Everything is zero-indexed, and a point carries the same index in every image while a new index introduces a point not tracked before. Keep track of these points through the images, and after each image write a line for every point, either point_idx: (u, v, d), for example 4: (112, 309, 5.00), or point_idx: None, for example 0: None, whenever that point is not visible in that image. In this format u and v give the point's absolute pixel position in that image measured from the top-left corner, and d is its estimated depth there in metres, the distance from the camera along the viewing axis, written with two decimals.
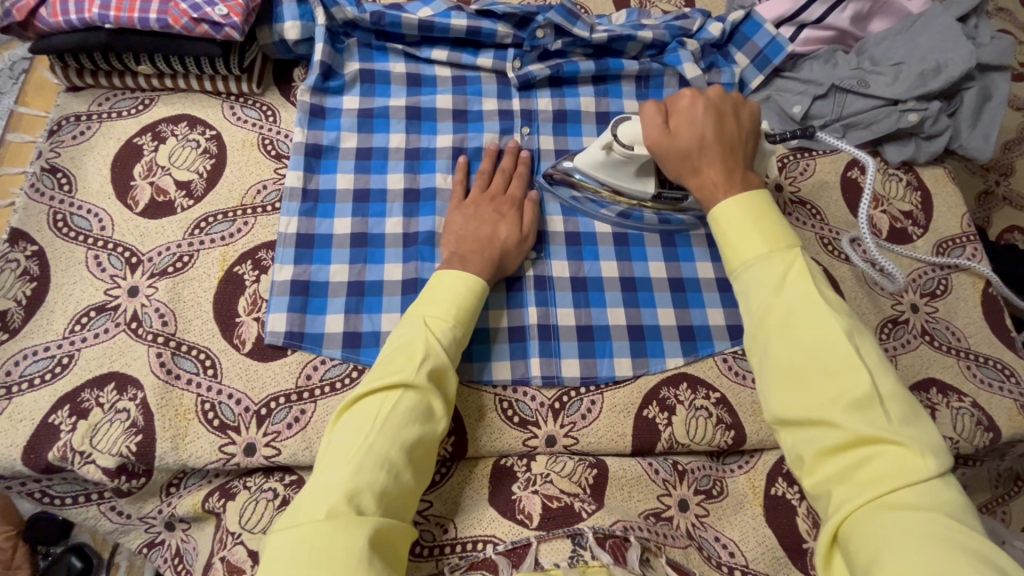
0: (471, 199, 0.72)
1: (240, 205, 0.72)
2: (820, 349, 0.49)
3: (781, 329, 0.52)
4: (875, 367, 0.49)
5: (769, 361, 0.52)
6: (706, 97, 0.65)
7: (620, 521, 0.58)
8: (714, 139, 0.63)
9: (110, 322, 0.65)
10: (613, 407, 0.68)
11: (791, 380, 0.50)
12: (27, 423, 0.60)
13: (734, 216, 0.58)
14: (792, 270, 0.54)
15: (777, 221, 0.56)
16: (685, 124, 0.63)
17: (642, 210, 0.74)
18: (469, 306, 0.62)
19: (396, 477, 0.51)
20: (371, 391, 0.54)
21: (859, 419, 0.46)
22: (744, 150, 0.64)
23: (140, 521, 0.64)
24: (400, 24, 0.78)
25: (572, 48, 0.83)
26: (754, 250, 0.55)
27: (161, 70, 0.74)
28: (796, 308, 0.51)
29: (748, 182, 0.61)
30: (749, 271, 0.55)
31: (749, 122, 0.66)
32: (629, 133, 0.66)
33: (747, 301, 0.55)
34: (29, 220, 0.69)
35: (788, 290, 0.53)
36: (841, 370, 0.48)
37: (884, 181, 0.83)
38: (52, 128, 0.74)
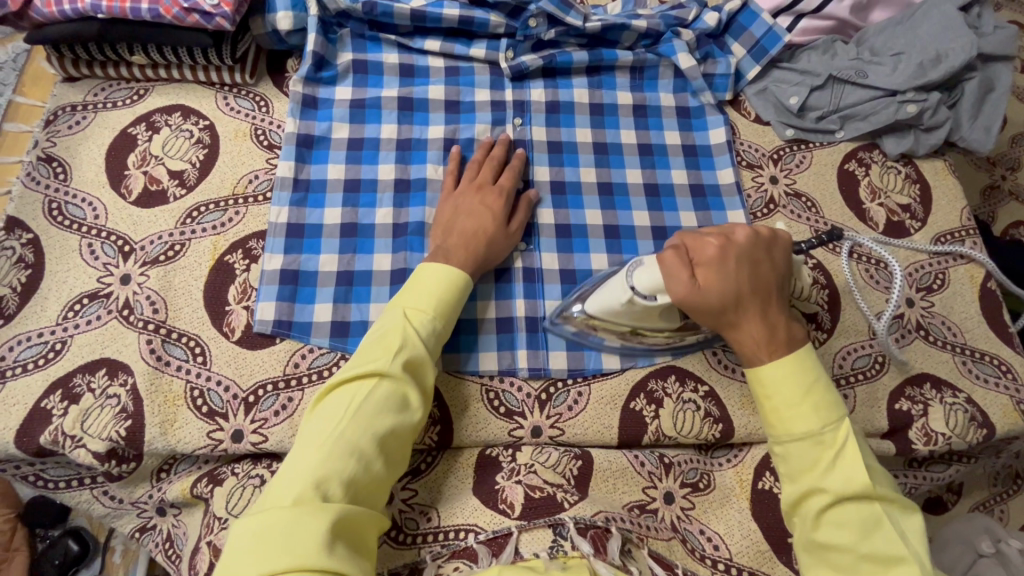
0: (461, 189, 0.72)
1: (232, 195, 0.73)
2: (867, 534, 0.50)
3: (826, 507, 0.52)
4: (923, 553, 0.50)
5: (808, 536, 0.52)
6: (734, 245, 0.60)
7: (602, 511, 0.59)
8: (749, 292, 0.59)
9: (102, 309, 0.66)
10: (600, 400, 0.68)
11: (828, 555, 0.51)
12: (20, 407, 0.61)
13: (778, 384, 0.56)
14: (842, 450, 0.53)
15: (825, 389, 0.56)
16: (717, 278, 0.58)
17: (655, 340, 0.67)
18: (451, 299, 0.62)
19: (369, 466, 0.51)
20: (345, 379, 0.55)
21: None
22: (782, 293, 0.61)
23: (132, 506, 0.66)
24: (393, 14, 0.78)
25: (566, 38, 0.83)
26: (805, 425, 0.54)
27: (155, 60, 0.75)
28: (843, 484, 0.52)
29: (793, 336, 0.59)
30: (793, 445, 0.54)
31: (784, 259, 0.62)
32: (649, 283, 0.60)
33: (793, 477, 0.54)
34: (24, 208, 0.70)
35: (835, 470, 0.52)
36: (890, 558, 0.49)
37: (883, 174, 0.82)
38: (49, 118, 0.75)
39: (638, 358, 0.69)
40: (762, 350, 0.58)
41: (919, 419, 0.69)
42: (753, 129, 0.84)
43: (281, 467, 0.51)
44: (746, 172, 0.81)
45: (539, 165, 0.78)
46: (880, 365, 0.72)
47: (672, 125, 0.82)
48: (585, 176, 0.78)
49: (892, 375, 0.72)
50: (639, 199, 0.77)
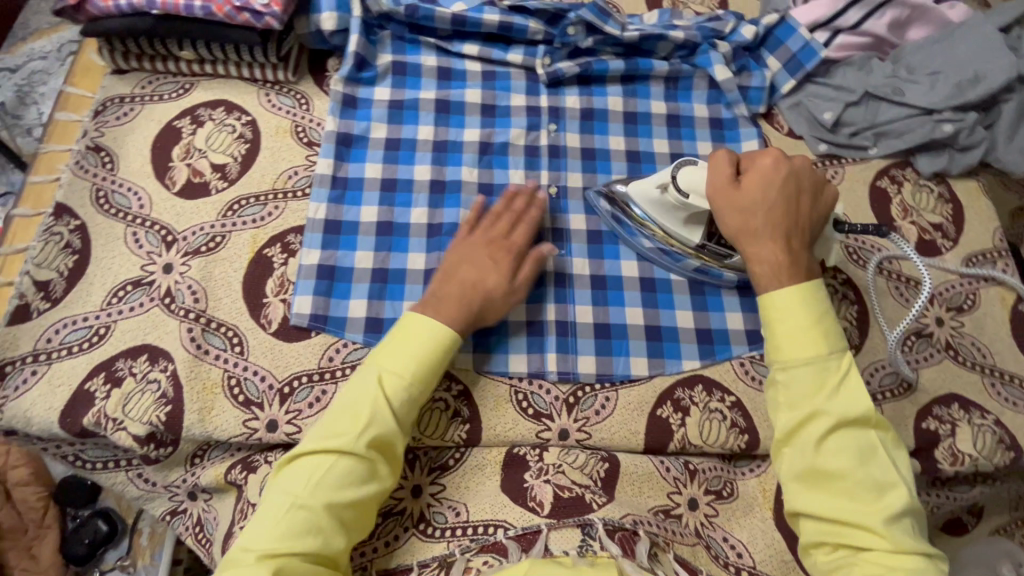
0: (473, 239, 0.69)
1: (272, 189, 0.74)
2: (863, 460, 0.55)
3: (827, 431, 0.55)
4: (907, 479, 0.55)
5: (810, 463, 0.55)
6: (790, 165, 0.64)
7: (630, 514, 0.60)
8: (782, 209, 0.63)
9: (145, 296, 0.67)
10: (627, 405, 0.68)
11: (825, 481, 0.55)
12: (65, 388, 0.63)
13: (787, 310, 0.59)
14: (845, 377, 0.57)
15: (833, 323, 0.59)
16: (759, 193, 0.63)
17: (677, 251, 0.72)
18: (428, 363, 0.60)
19: (328, 541, 0.53)
20: (310, 450, 0.56)
21: (899, 532, 0.52)
22: (812, 230, 0.64)
23: (164, 489, 0.67)
24: (434, 18, 0.80)
25: (603, 47, 0.83)
26: (814, 349, 0.57)
27: (203, 56, 0.77)
28: (845, 412, 0.55)
29: (806, 265, 0.62)
30: (799, 369, 0.57)
31: (825, 206, 0.65)
32: (689, 180, 0.66)
33: (795, 400, 0.57)
34: (73, 195, 0.72)
35: (839, 397, 0.56)
36: (882, 485, 0.54)
37: (915, 192, 0.82)
38: (97, 108, 0.77)
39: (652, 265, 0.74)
40: (777, 277, 0.61)
41: (946, 438, 0.70)
42: (785, 143, 0.84)
43: (246, 527, 0.54)
44: None
45: (572, 170, 0.79)
46: (909, 384, 0.72)
47: (705, 136, 0.83)
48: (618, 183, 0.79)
49: (920, 393, 0.72)
50: None
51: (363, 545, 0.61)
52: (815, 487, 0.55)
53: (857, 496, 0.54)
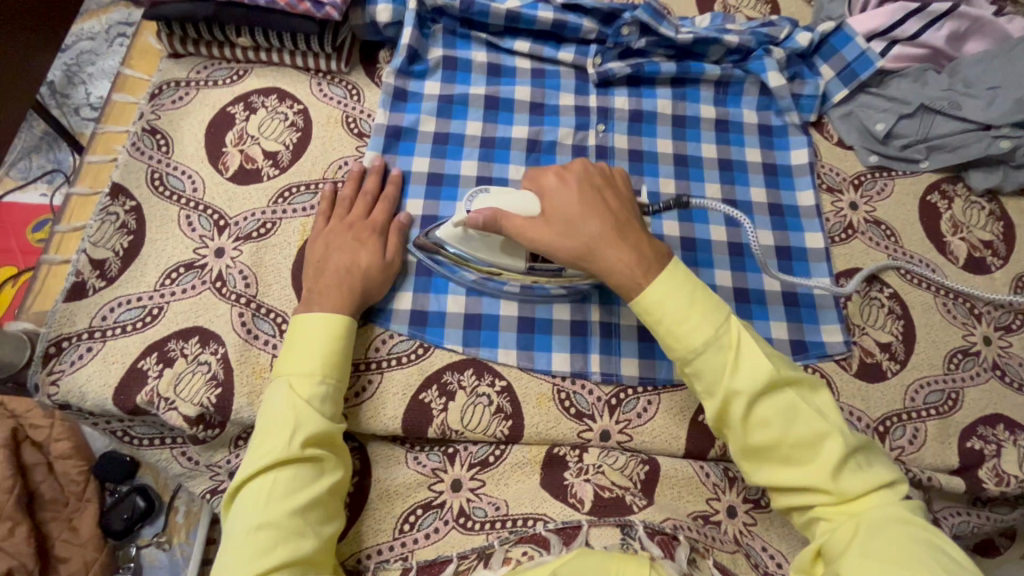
0: (331, 227, 0.69)
1: (323, 178, 0.75)
2: (790, 420, 0.53)
3: (745, 410, 0.54)
4: (839, 422, 0.54)
5: (742, 443, 0.55)
6: (572, 174, 0.64)
7: (669, 519, 0.61)
8: (597, 216, 0.61)
9: (197, 279, 0.68)
10: (670, 409, 0.68)
11: (764, 452, 0.54)
12: (119, 365, 0.64)
13: (665, 303, 0.57)
14: (740, 346, 0.55)
15: (706, 291, 0.57)
16: (561, 202, 0.62)
17: (544, 283, 0.68)
18: (332, 351, 0.61)
19: (299, 545, 0.52)
20: (249, 474, 0.54)
21: (847, 480, 0.52)
22: (633, 218, 0.63)
23: (207, 468, 0.68)
24: (488, 14, 0.80)
25: (655, 48, 0.83)
26: (699, 334, 0.56)
27: (259, 43, 0.78)
28: (751, 388, 0.54)
29: (657, 251, 0.60)
30: (699, 360, 0.56)
31: (624, 196, 0.64)
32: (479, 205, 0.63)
33: (710, 391, 0.56)
34: (129, 176, 0.73)
35: (741, 370, 0.55)
36: (815, 439, 0.53)
37: (966, 208, 0.81)
38: (153, 91, 0.78)
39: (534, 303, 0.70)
40: (639, 278, 0.58)
41: (990, 458, 0.69)
42: (835, 152, 0.83)
43: (218, 563, 0.52)
44: (826, 196, 0.81)
45: None
46: (953, 402, 0.71)
47: (753, 142, 0.82)
48: (665, 186, 0.78)
49: (965, 412, 0.71)
50: (717, 214, 0.77)
51: (403, 535, 0.62)
52: (758, 459, 0.55)
53: (795, 457, 0.53)
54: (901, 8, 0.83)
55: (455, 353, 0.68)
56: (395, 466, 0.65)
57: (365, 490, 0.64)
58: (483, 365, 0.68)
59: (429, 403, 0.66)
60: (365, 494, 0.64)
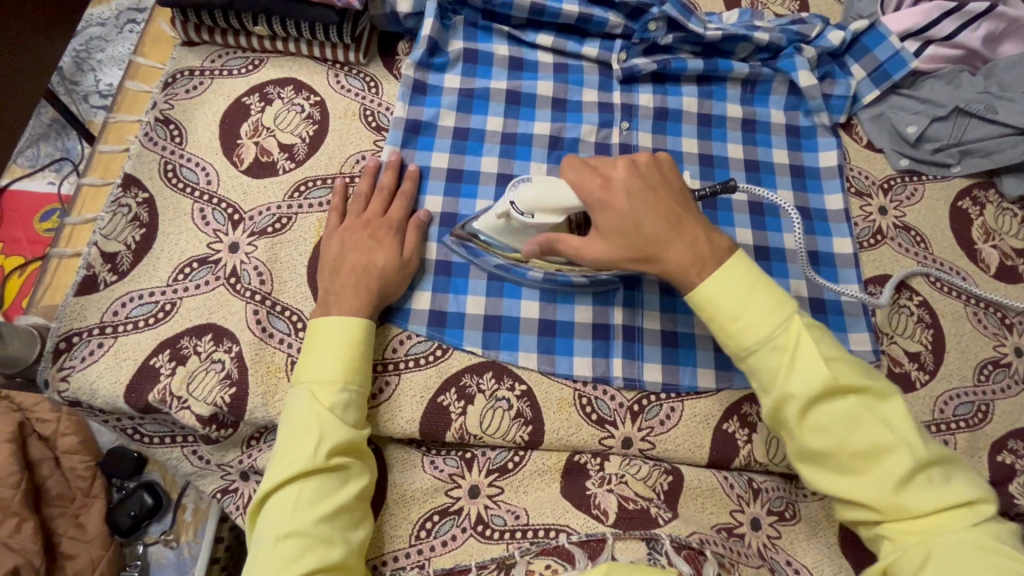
0: (346, 224, 0.67)
1: (340, 173, 0.73)
2: (852, 427, 0.50)
3: (802, 413, 0.51)
4: (909, 434, 0.50)
5: (797, 445, 0.52)
6: (621, 177, 0.58)
7: (695, 533, 0.58)
8: (654, 220, 0.57)
9: (211, 275, 0.66)
10: (694, 417, 0.66)
11: (821, 459, 0.51)
12: (130, 362, 0.62)
13: (719, 299, 0.54)
14: (800, 347, 0.52)
15: (767, 287, 0.54)
16: (614, 203, 0.57)
17: (570, 274, 0.67)
18: (354, 356, 0.59)
19: (327, 553, 0.51)
20: (275, 484, 0.53)
21: (912, 495, 0.49)
22: (690, 212, 0.58)
23: (218, 468, 0.66)
24: (512, 6, 0.77)
25: (681, 45, 0.81)
26: (755, 334, 0.53)
27: (276, 32, 0.75)
28: (807, 392, 0.51)
29: (716, 248, 0.56)
30: (753, 357, 0.53)
31: (678, 188, 0.60)
32: (529, 199, 0.60)
33: (763, 389, 0.53)
34: (141, 167, 0.71)
35: (798, 372, 0.52)
36: (877, 451, 0.50)
37: (998, 215, 0.79)
38: (167, 80, 0.76)
39: (558, 294, 0.69)
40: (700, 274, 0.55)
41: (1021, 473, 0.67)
42: (864, 155, 0.81)
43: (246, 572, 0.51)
44: (855, 200, 0.79)
45: None
46: (983, 415, 0.70)
47: (781, 143, 0.80)
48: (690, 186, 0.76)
49: (995, 425, 0.69)
50: (744, 217, 0.75)
51: (420, 542, 0.60)
52: (814, 465, 0.52)
53: (855, 467, 0.50)
54: (937, 7, 0.80)
55: (474, 355, 0.67)
56: (413, 470, 0.64)
57: (382, 494, 0.63)
58: (502, 368, 0.66)
59: (448, 406, 0.65)
60: (382, 499, 0.62)
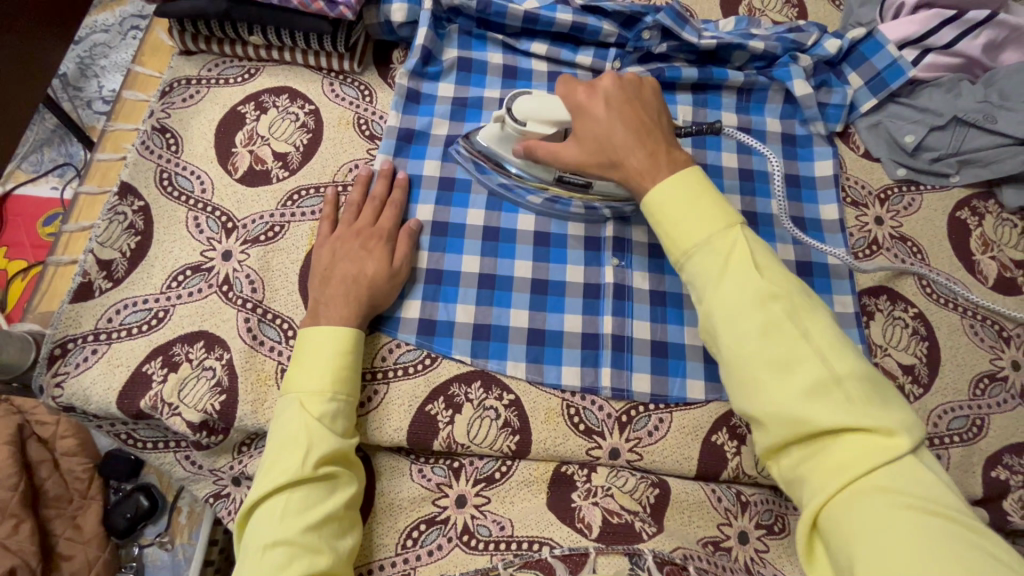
0: (338, 233, 0.67)
1: (333, 181, 0.74)
2: (771, 334, 0.47)
3: (723, 317, 0.49)
4: (829, 349, 0.47)
5: (722, 356, 0.50)
6: (604, 90, 0.61)
7: (680, 548, 0.58)
8: (623, 131, 0.59)
9: (203, 282, 0.67)
10: (682, 428, 0.66)
11: (739, 370, 0.48)
12: (123, 369, 0.63)
13: (664, 206, 0.55)
14: (733, 254, 0.51)
15: (712, 197, 0.54)
16: (591, 110, 0.61)
17: (566, 196, 0.71)
18: (343, 367, 0.60)
19: (314, 560, 0.51)
20: (262, 493, 0.54)
21: (826, 408, 0.44)
22: (660, 128, 0.60)
23: (210, 473, 0.67)
24: (506, 15, 0.78)
25: (676, 53, 0.80)
26: (689, 238, 0.53)
27: (271, 41, 0.76)
28: (732, 294, 0.49)
29: (677, 161, 0.57)
30: (687, 262, 0.53)
31: (658, 107, 0.62)
32: (523, 109, 0.64)
33: (695, 294, 0.52)
34: (137, 175, 0.72)
35: (727, 276, 0.50)
36: (793, 360, 0.46)
37: (997, 225, 0.78)
38: (164, 89, 0.77)
39: (553, 219, 0.73)
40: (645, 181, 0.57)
41: (1016, 489, 0.66)
42: (861, 165, 0.80)
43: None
44: (850, 210, 0.78)
45: None
46: (978, 429, 0.69)
47: (776, 152, 0.79)
48: None
49: (990, 439, 0.68)
50: None
51: (406, 551, 0.61)
52: (734, 380, 0.49)
53: (771, 380, 0.46)
54: (935, 16, 0.79)
55: (463, 364, 0.67)
56: (400, 478, 0.64)
57: (370, 501, 0.63)
58: (491, 377, 0.67)
59: (436, 415, 0.65)
60: (370, 506, 0.63)
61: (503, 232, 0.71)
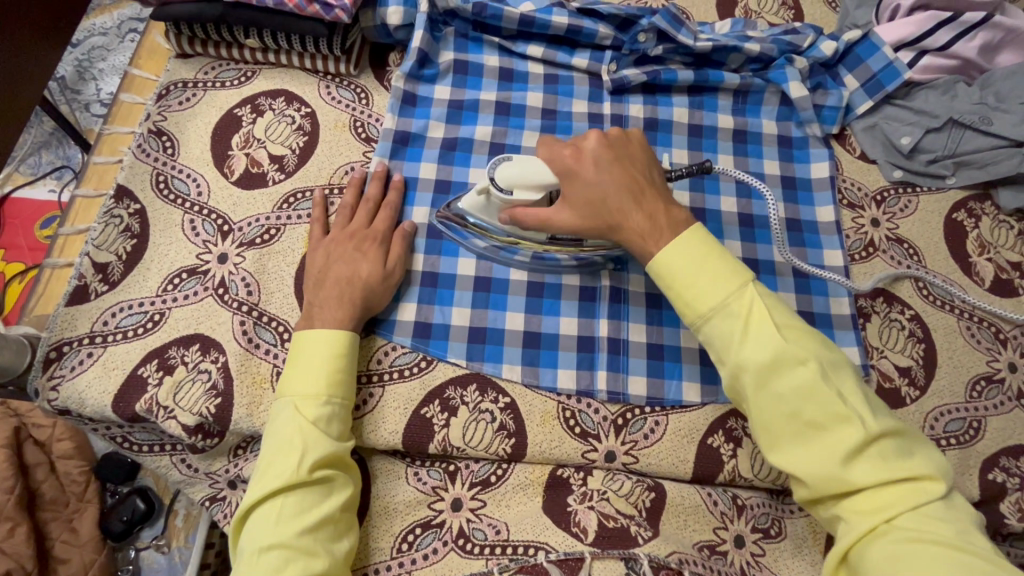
0: (332, 236, 0.67)
1: (328, 184, 0.74)
2: (803, 400, 0.48)
3: (755, 385, 0.50)
4: (857, 405, 0.48)
5: (755, 420, 0.51)
6: (591, 150, 0.61)
7: (676, 552, 0.59)
8: (615, 193, 0.59)
9: (199, 285, 0.67)
10: (678, 431, 0.66)
11: (775, 434, 0.50)
12: (119, 372, 0.63)
13: (678, 266, 0.55)
14: (752, 315, 0.52)
15: (723, 257, 0.55)
16: (580, 173, 0.60)
17: (556, 252, 0.68)
18: (337, 370, 0.60)
19: (310, 563, 0.51)
20: (257, 497, 0.53)
21: (866, 469, 0.46)
22: (652, 184, 0.60)
23: (206, 476, 0.67)
24: (501, 17, 0.78)
25: (672, 55, 0.80)
26: (711, 302, 0.53)
27: (267, 44, 0.76)
28: (759, 360, 0.50)
29: (676, 220, 0.58)
30: (709, 327, 0.53)
31: (644, 159, 0.62)
32: (508, 177, 0.61)
33: (721, 358, 0.53)
34: (134, 178, 0.72)
35: (751, 340, 0.51)
36: (828, 423, 0.48)
37: (994, 227, 0.78)
38: (161, 92, 0.77)
39: (546, 275, 0.70)
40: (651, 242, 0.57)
41: (1014, 492, 0.66)
42: (857, 166, 0.80)
43: None
44: (846, 212, 0.78)
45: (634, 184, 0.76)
46: (975, 432, 0.69)
47: (772, 154, 0.79)
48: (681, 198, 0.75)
49: (987, 442, 0.68)
50: (733, 229, 0.75)
51: (401, 555, 0.61)
52: (769, 442, 0.50)
53: (809, 441, 0.48)
54: (931, 18, 0.79)
55: (458, 367, 0.67)
56: (396, 482, 0.64)
57: (366, 504, 0.63)
58: (486, 380, 0.67)
59: (431, 418, 0.65)
60: (365, 510, 0.63)
61: None
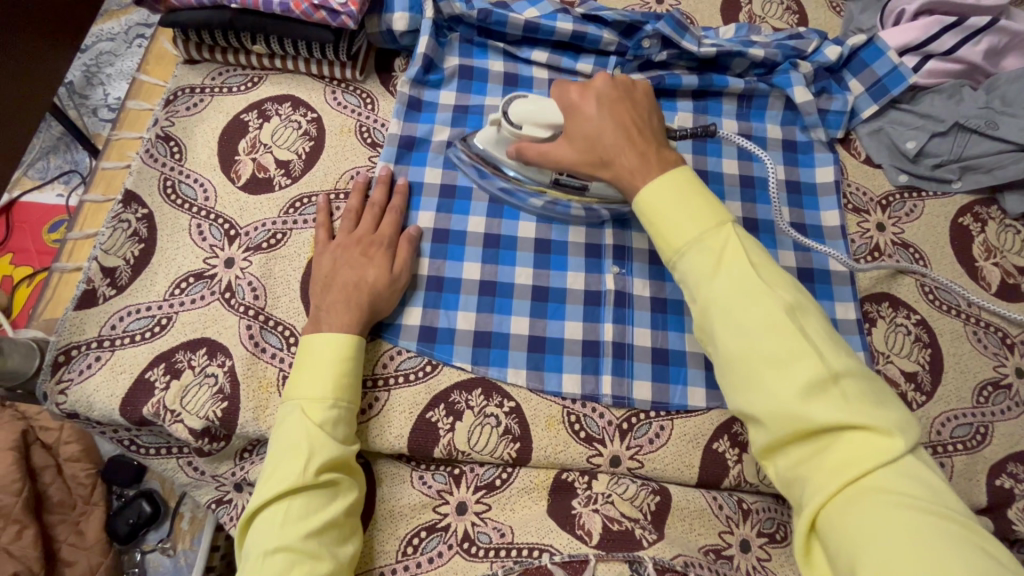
0: (338, 241, 0.68)
1: (334, 189, 0.74)
2: (768, 332, 0.47)
3: (720, 317, 0.49)
4: (822, 343, 0.47)
5: (718, 355, 0.50)
6: (595, 88, 0.62)
7: (681, 555, 0.58)
8: (612, 128, 0.60)
9: (206, 289, 0.68)
10: (683, 436, 0.66)
11: (736, 367, 0.48)
12: (126, 376, 0.64)
13: (658, 205, 0.55)
14: (727, 252, 0.51)
15: (705, 196, 0.54)
16: (583, 110, 0.61)
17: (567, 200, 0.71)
18: (344, 373, 0.60)
19: (315, 567, 0.51)
20: (263, 499, 0.54)
21: (823, 406, 0.44)
22: (650, 128, 0.61)
23: (212, 479, 0.67)
24: (506, 24, 0.78)
25: (676, 61, 0.81)
26: (684, 237, 0.53)
27: (274, 50, 0.77)
28: (727, 291, 0.50)
29: (666, 160, 0.58)
30: (682, 262, 0.53)
31: (647, 104, 0.63)
32: (518, 112, 0.64)
33: (691, 291, 0.52)
34: (142, 183, 0.73)
35: (722, 274, 0.50)
36: (788, 357, 0.46)
37: (1000, 231, 0.77)
38: (168, 98, 0.78)
39: (553, 222, 0.73)
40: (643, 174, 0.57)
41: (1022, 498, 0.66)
42: (862, 171, 0.80)
43: None
44: (852, 217, 0.78)
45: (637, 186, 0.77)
46: (982, 437, 0.68)
47: (777, 159, 0.79)
48: None
49: (995, 447, 0.68)
50: None
51: (405, 558, 0.61)
52: (729, 377, 0.49)
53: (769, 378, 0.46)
54: (937, 22, 0.79)
55: (463, 372, 0.67)
56: (401, 485, 0.64)
57: (371, 507, 0.63)
58: (492, 384, 0.67)
59: (436, 422, 0.65)
60: (370, 513, 0.63)
61: (503, 239, 0.72)
